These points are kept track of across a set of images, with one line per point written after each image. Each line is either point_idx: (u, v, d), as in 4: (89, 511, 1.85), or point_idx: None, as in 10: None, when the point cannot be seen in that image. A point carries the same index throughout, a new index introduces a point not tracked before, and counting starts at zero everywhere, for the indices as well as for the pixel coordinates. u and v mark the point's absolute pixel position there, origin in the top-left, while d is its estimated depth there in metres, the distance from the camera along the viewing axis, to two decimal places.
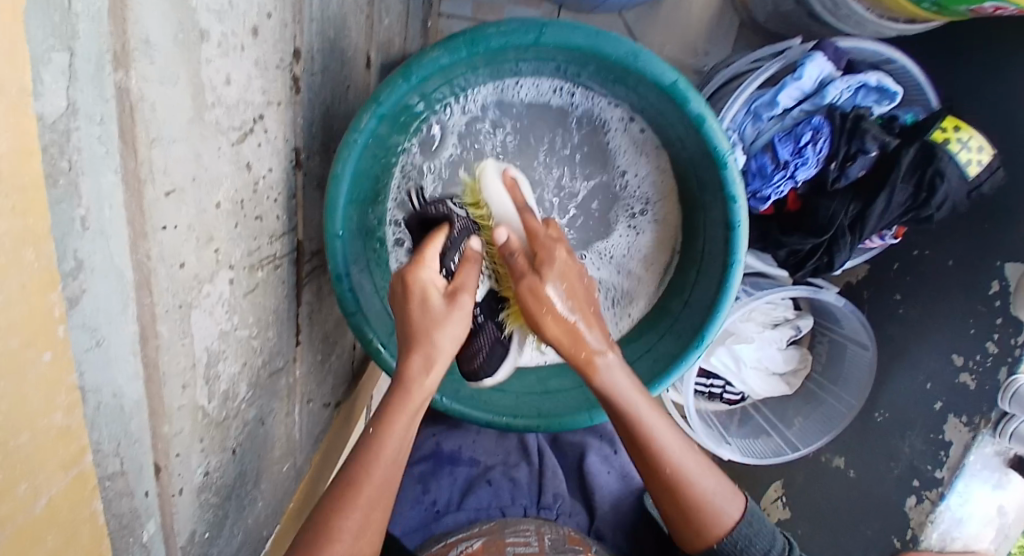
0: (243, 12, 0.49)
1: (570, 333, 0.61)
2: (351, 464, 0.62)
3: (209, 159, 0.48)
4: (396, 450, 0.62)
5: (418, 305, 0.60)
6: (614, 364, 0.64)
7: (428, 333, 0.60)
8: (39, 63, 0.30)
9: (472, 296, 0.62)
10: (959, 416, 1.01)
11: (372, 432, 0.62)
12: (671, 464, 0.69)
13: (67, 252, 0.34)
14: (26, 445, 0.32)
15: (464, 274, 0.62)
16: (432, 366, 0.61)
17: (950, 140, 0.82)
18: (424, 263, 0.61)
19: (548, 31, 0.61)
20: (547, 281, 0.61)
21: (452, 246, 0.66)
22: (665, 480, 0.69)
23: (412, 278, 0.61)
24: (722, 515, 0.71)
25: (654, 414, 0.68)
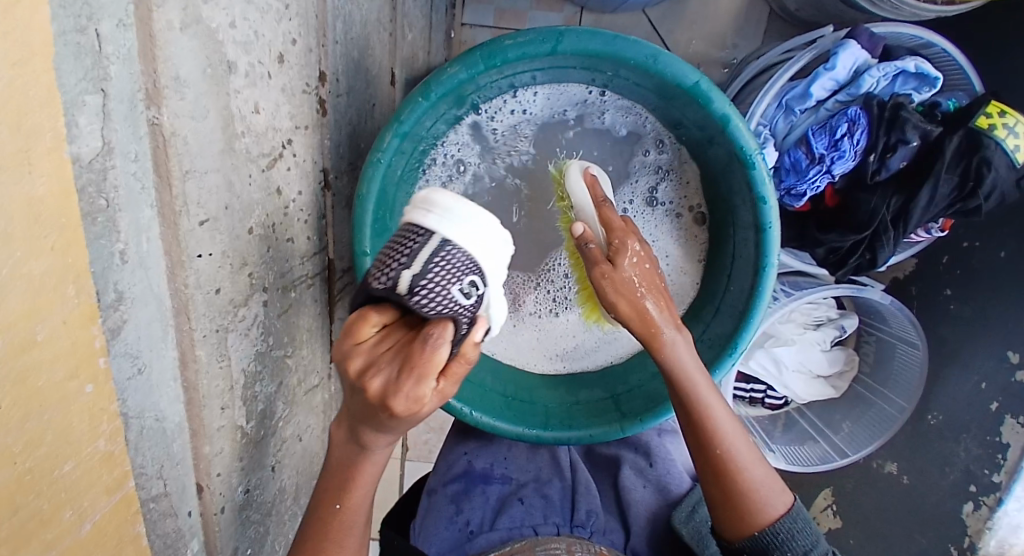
0: (269, 41, 0.50)
1: (640, 314, 0.63)
2: (317, 539, 0.56)
3: (241, 187, 0.49)
4: (365, 517, 0.57)
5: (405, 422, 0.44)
6: (684, 343, 0.64)
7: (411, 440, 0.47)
8: (74, 106, 0.32)
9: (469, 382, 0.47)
10: (1016, 417, 0.96)
11: (339, 509, 0.55)
12: (720, 444, 0.64)
13: (108, 285, 0.36)
14: (72, 472, 0.34)
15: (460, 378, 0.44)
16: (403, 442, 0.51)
17: (995, 126, 0.77)
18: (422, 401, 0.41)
19: (566, 39, 0.60)
20: (621, 267, 0.62)
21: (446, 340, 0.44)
22: (710, 460, 0.65)
23: (403, 414, 0.42)
24: (764, 507, 0.64)
25: (711, 393, 0.65)
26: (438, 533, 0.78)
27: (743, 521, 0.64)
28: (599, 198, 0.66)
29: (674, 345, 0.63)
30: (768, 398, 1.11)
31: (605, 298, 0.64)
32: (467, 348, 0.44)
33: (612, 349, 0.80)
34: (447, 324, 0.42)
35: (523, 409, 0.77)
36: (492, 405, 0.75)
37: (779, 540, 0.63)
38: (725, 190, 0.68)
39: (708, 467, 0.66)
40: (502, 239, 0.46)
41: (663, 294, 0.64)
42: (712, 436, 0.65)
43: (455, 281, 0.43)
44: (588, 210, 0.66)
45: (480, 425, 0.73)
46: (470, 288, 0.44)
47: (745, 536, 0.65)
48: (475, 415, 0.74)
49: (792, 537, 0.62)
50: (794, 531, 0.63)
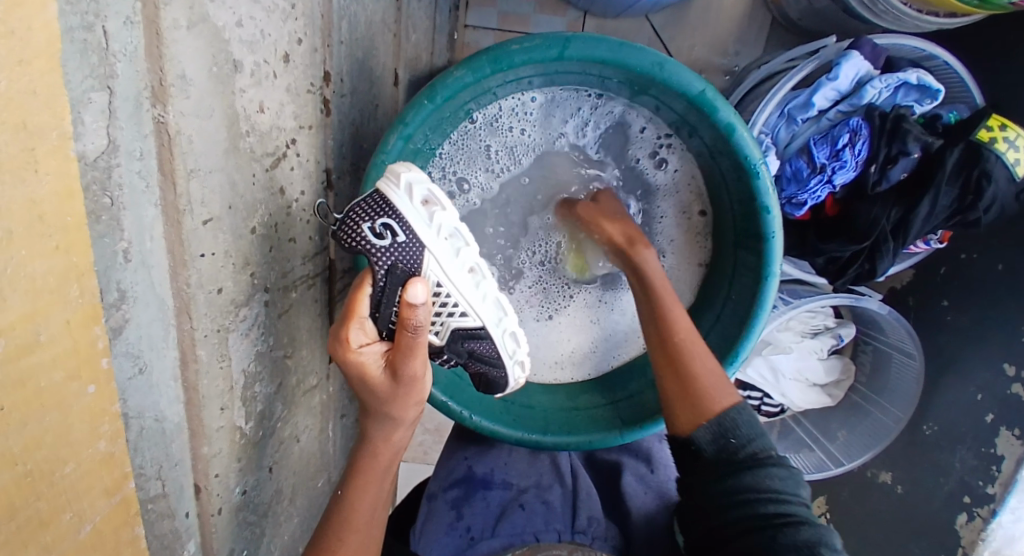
0: (274, 41, 0.50)
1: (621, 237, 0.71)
2: (335, 522, 0.60)
3: (244, 187, 0.49)
4: (369, 514, 0.60)
5: (359, 381, 0.53)
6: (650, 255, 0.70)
7: (380, 407, 0.55)
8: (80, 105, 0.32)
9: (418, 359, 0.51)
10: (1012, 429, 0.94)
11: (339, 494, 0.60)
12: (676, 338, 0.66)
13: (110, 284, 0.36)
14: (72, 474, 0.34)
15: (401, 343, 0.50)
16: (394, 432, 0.58)
17: (995, 140, 0.77)
18: (350, 346, 0.51)
19: (572, 45, 0.60)
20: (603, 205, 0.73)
21: (387, 297, 0.53)
22: (663, 356, 0.67)
23: (341, 363, 0.52)
24: (713, 393, 0.63)
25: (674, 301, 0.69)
26: (438, 539, 0.76)
27: (693, 408, 0.63)
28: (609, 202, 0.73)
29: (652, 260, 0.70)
30: (764, 406, 1.12)
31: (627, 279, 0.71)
32: (406, 312, 0.49)
33: (608, 355, 0.81)
34: (369, 274, 0.53)
35: (524, 415, 0.77)
36: (492, 410, 0.75)
37: (724, 422, 0.61)
38: (727, 199, 0.68)
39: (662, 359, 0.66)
40: (432, 193, 0.55)
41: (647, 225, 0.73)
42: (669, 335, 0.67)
43: (367, 220, 0.52)
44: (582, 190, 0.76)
45: (480, 429, 0.74)
46: (384, 229, 0.52)
47: (695, 426, 0.62)
48: (475, 419, 0.75)
49: (736, 422, 0.60)
50: (740, 419, 0.61)
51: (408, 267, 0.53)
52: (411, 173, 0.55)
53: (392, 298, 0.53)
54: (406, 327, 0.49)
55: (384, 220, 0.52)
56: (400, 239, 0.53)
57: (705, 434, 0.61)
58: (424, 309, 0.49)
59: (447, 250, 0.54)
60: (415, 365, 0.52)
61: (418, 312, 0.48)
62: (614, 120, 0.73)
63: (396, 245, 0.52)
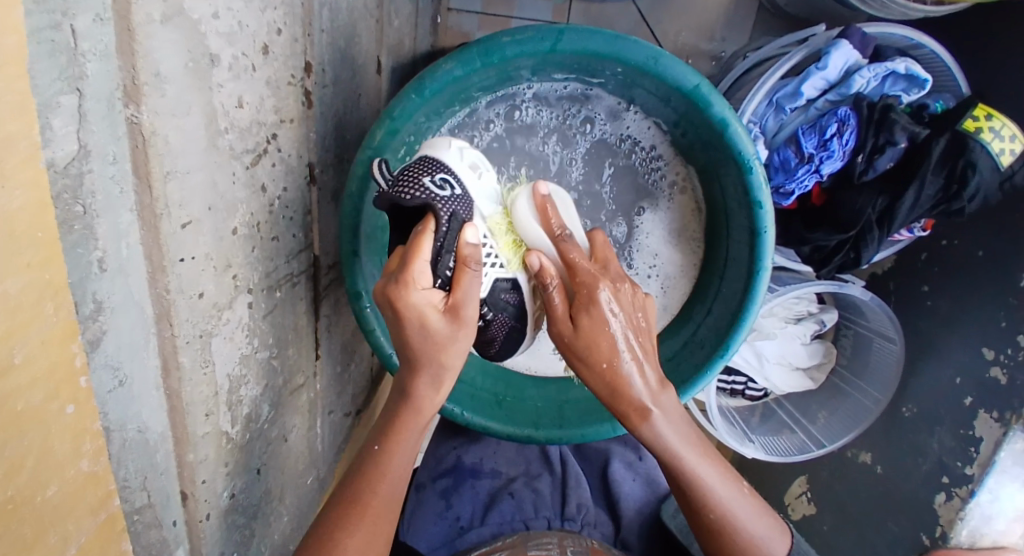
0: (253, 32, 0.47)
1: (610, 386, 0.57)
2: (359, 484, 0.58)
3: (225, 187, 0.47)
4: (405, 465, 0.60)
5: (416, 327, 0.52)
6: (661, 418, 0.58)
7: (434, 356, 0.54)
8: (48, 108, 0.30)
9: (475, 305, 0.54)
10: (989, 411, 0.94)
11: (378, 449, 0.59)
12: (713, 510, 0.61)
13: (86, 295, 0.35)
14: (55, 496, 0.33)
15: (464, 286, 0.53)
16: (440, 384, 0.57)
17: (982, 129, 0.77)
18: (413, 287, 0.51)
19: (566, 37, 0.60)
20: (592, 323, 0.56)
21: (443, 243, 0.54)
22: (707, 525, 0.62)
23: (405, 308, 0.51)
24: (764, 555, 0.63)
25: (705, 464, 0.61)
26: (428, 529, 0.77)
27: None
28: (553, 230, 0.62)
29: (654, 424, 0.58)
30: (748, 389, 1.14)
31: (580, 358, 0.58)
32: (462, 250, 0.54)
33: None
34: (432, 219, 0.54)
35: (515, 409, 0.78)
36: (483, 405, 0.76)
37: None
38: (719, 195, 0.69)
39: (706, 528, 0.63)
40: (480, 161, 0.62)
41: (648, 350, 0.58)
42: (706, 504, 0.61)
43: (428, 173, 0.56)
44: (545, 245, 0.62)
45: (472, 425, 0.75)
46: (443, 182, 0.57)
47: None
48: (466, 415, 0.76)
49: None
50: None
51: (462, 215, 0.57)
52: (458, 141, 0.62)
53: (450, 244, 0.55)
54: (469, 263, 0.54)
55: (441, 173, 0.57)
56: (457, 192, 0.58)
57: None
58: (476, 247, 0.55)
59: (487, 201, 0.62)
60: (473, 310, 0.54)
61: (475, 248, 0.55)
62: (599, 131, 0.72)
63: (452, 196, 0.57)
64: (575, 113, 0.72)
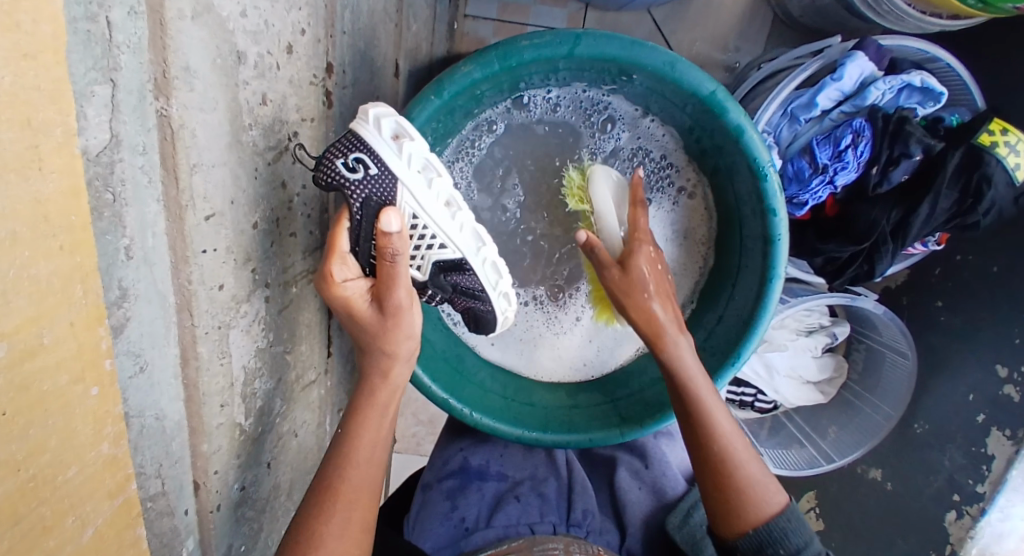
0: (278, 32, 0.49)
1: (645, 317, 0.64)
2: (326, 467, 0.59)
3: (247, 181, 0.48)
4: (371, 450, 0.60)
5: (345, 314, 0.57)
6: (685, 345, 0.64)
7: (371, 344, 0.58)
8: (83, 98, 0.31)
9: (399, 294, 0.54)
10: (1002, 430, 0.95)
11: (340, 431, 0.61)
12: (719, 440, 0.62)
13: (112, 282, 0.35)
14: (75, 479, 0.34)
15: (382, 278, 0.53)
16: (389, 373, 0.60)
17: (998, 143, 0.77)
18: (334, 282, 0.54)
19: (584, 42, 0.60)
20: (637, 265, 0.63)
21: (361, 232, 0.55)
22: (708, 457, 0.63)
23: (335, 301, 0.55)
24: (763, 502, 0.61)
25: (712, 395, 0.65)
26: (433, 529, 0.77)
27: (740, 517, 0.61)
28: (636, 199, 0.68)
29: (675, 346, 0.63)
30: (757, 402, 1.13)
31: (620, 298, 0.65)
32: (380, 240, 0.51)
33: (600, 365, 0.81)
34: (345, 212, 0.54)
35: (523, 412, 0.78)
36: (492, 406, 0.76)
37: (773, 538, 0.60)
38: (734, 202, 0.69)
39: (710, 467, 0.63)
40: (405, 134, 0.54)
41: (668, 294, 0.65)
42: (712, 434, 0.63)
43: (340, 156, 0.52)
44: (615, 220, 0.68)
45: (479, 426, 0.74)
46: (356, 163, 0.52)
47: (742, 535, 0.62)
48: (475, 416, 0.75)
49: (787, 534, 0.59)
50: (788, 531, 0.60)
51: (380, 198, 0.53)
52: (376, 105, 0.54)
53: (367, 233, 0.55)
54: (388, 255, 0.51)
55: (358, 151, 0.52)
56: (373, 172, 0.52)
57: (752, 544, 0.61)
58: (398, 236, 0.50)
59: (420, 181, 0.55)
60: (403, 296, 0.55)
61: (393, 238, 0.50)
62: (620, 129, 0.73)
63: (370, 178, 0.52)
64: (601, 115, 0.73)
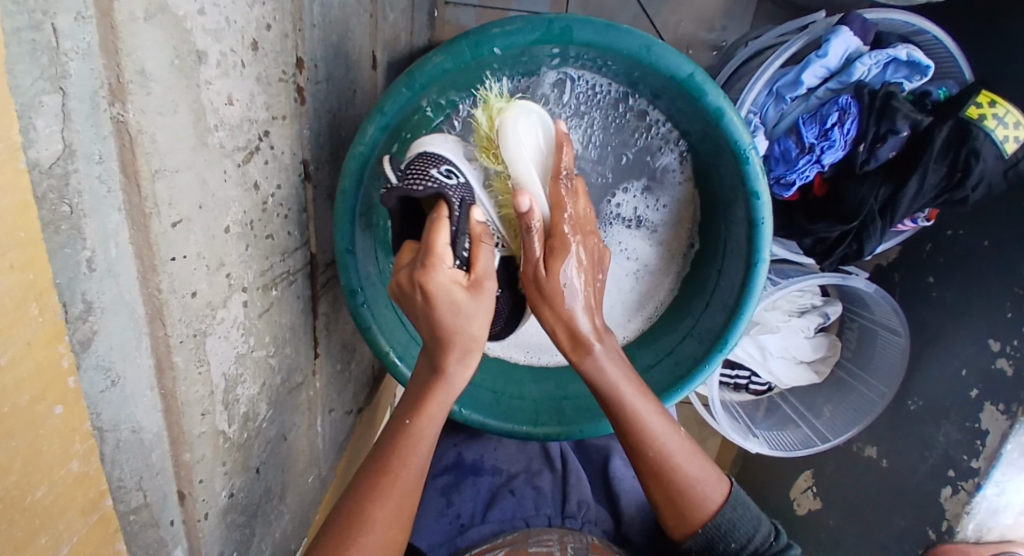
0: (241, 28, 0.47)
1: (569, 331, 0.60)
2: (387, 455, 0.59)
3: (216, 184, 0.47)
4: (433, 441, 0.60)
5: (445, 308, 0.54)
6: (606, 354, 0.61)
7: (456, 331, 0.55)
8: (30, 108, 0.30)
9: (494, 283, 0.57)
10: (996, 404, 0.91)
11: (409, 423, 0.59)
12: (653, 447, 0.64)
13: (74, 296, 0.34)
14: (45, 497, 0.33)
15: (481, 258, 0.57)
16: (469, 356, 0.57)
17: (985, 116, 0.76)
18: (439, 266, 0.54)
19: (556, 26, 0.59)
20: (558, 264, 0.58)
21: (456, 224, 0.57)
22: (646, 463, 0.65)
23: (431, 287, 0.53)
24: (702, 500, 0.65)
25: (639, 396, 0.63)
26: (428, 526, 0.77)
27: (682, 513, 0.66)
28: (558, 168, 0.61)
29: (598, 359, 0.60)
30: (751, 385, 1.13)
31: (537, 305, 0.61)
32: (473, 229, 0.57)
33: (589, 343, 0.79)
34: (445, 206, 0.56)
35: (514, 405, 0.78)
36: (481, 402, 0.76)
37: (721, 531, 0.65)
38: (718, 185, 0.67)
39: (647, 470, 0.65)
40: (468, 152, 0.67)
41: (594, 266, 0.62)
42: (646, 441, 0.64)
43: (434, 166, 0.60)
44: (526, 174, 0.62)
45: (469, 422, 0.75)
46: (449, 173, 0.61)
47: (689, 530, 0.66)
48: (465, 412, 0.76)
49: (735, 527, 0.65)
50: (734, 522, 0.65)
51: (467, 198, 0.61)
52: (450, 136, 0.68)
53: (464, 227, 0.57)
54: (483, 239, 0.57)
55: (446, 165, 0.62)
56: (460, 180, 0.62)
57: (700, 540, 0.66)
58: (485, 224, 0.58)
59: (479, 179, 0.66)
60: (494, 287, 0.57)
61: (484, 226, 0.58)
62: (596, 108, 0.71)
63: (458, 184, 0.62)
64: (594, 107, 0.71)
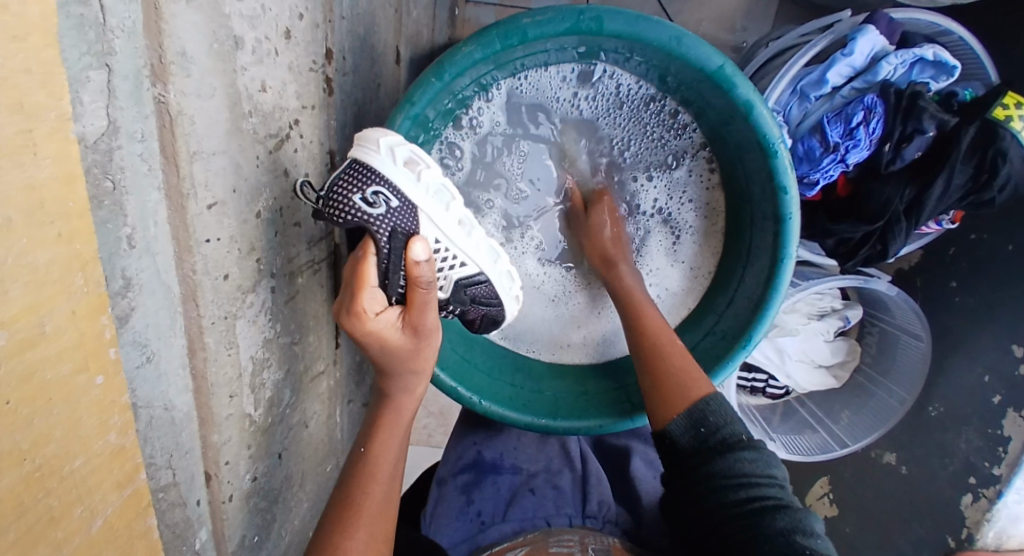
0: (275, 16, 0.48)
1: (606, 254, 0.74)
2: (350, 485, 0.59)
3: (248, 169, 0.47)
4: (393, 463, 0.61)
5: (376, 346, 0.55)
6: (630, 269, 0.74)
7: (402, 367, 0.57)
8: (78, 83, 0.30)
9: (432, 318, 0.55)
10: (1017, 411, 0.94)
11: (363, 451, 0.61)
12: (656, 342, 0.69)
13: (115, 272, 0.35)
14: (82, 469, 0.34)
15: (417, 303, 0.53)
16: (414, 386, 0.60)
17: (1011, 118, 0.75)
18: (367, 316, 0.52)
19: (586, 17, 0.59)
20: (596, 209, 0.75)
21: (387, 267, 0.53)
22: (643, 355, 0.69)
23: (359, 335, 0.53)
24: (688, 388, 0.65)
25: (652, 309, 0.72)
26: (448, 524, 0.77)
27: (667, 403, 0.65)
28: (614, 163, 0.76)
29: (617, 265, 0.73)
30: (769, 387, 1.11)
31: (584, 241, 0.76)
32: (412, 269, 0.52)
33: (598, 347, 0.81)
34: (371, 243, 0.52)
35: (532, 400, 0.78)
36: (499, 394, 0.76)
37: (700, 412, 0.62)
38: (743, 181, 0.68)
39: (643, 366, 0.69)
40: (413, 152, 0.53)
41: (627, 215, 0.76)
42: (650, 338, 0.70)
43: (358, 191, 0.50)
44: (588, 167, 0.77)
45: (488, 413, 0.75)
46: (376, 197, 0.50)
47: (669, 418, 0.64)
48: (483, 403, 0.75)
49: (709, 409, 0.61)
50: (709, 410, 0.62)
51: (406, 228, 0.52)
52: (385, 135, 0.53)
53: (397, 264, 0.52)
54: (421, 282, 0.52)
55: (376, 182, 0.51)
56: (394, 203, 0.51)
57: (681, 425, 0.62)
58: (429, 263, 0.52)
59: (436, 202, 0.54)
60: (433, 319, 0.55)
61: (427, 266, 0.52)
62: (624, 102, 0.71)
63: (392, 208, 0.51)
64: (628, 109, 0.72)
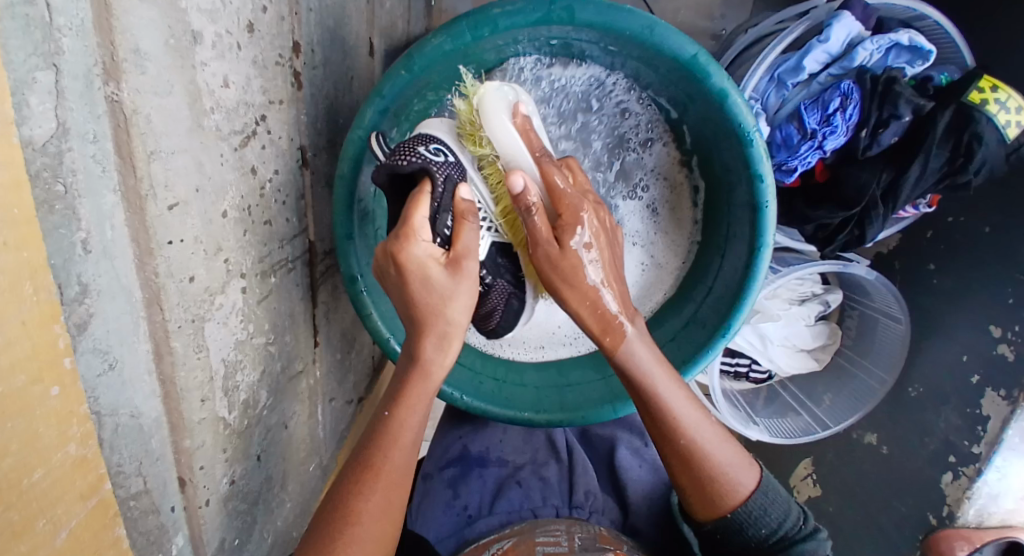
0: (236, 9, 0.46)
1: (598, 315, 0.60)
2: (370, 447, 0.56)
3: (212, 168, 0.46)
4: (416, 434, 0.58)
5: (419, 283, 0.54)
6: (636, 336, 0.61)
7: (439, 310, 0.55)
8: (23, 85, 0.29)
9: (476, 258, 0.57)
10: (997, 390, 0.91)
11: (387, 415, 0.57)
12: (684, 435, 0.62)
13: (70, 278, 0.34)
14: (42, 480, 0.33)
15: (464, 237, 0.56)
16: (447, 344, 0.57)
17: (988, 101, 0.75)
18: (416, 238, 0.54)
19: (558, 7, 0.58)
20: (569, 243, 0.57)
21: (436, 202, 0.57)
22: (676, 452, 0.62)
23: (405, 259, 0.54)
24: (736, 486, 0.62)
25: (668, 381, 0.63)
26: (435, 519, 0.76)
27: (714, 503, 0.63)
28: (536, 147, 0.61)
29: (627, 342, 0.61)
30: (751, 373, 1.11)
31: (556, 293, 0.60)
32: (458, 205, 0.57)
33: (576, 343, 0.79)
34: (428, 181, 0.56)
35: (516, 393, 0.78)
36: (482, 390, 0.76)
37: (753, 517, 0.62)
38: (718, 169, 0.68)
39: (676, 459, 0.63)
40: None
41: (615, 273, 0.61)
42: (676, 429, 0.62)
43: (422, 145, 0.59)
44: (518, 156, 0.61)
45: (471, 409, 0.75)
46: (438, 151, 0.61)
47: (720, 516, 0.63)
48: (467, 399, 0.76)
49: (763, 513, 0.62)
50: (766, 507, 0.62)
51: (456, 177, 0.60)
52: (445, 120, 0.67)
53: (447, 204, 0.58)
54: (464, 213, 0.57)
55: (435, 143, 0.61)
56: (451, 159, 0.61)
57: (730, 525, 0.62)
58: (472, 203, 0.58)
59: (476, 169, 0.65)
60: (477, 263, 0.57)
61: (471, 203, 0.57)
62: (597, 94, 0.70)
63: (447, 161, 0.61)
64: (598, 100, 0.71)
